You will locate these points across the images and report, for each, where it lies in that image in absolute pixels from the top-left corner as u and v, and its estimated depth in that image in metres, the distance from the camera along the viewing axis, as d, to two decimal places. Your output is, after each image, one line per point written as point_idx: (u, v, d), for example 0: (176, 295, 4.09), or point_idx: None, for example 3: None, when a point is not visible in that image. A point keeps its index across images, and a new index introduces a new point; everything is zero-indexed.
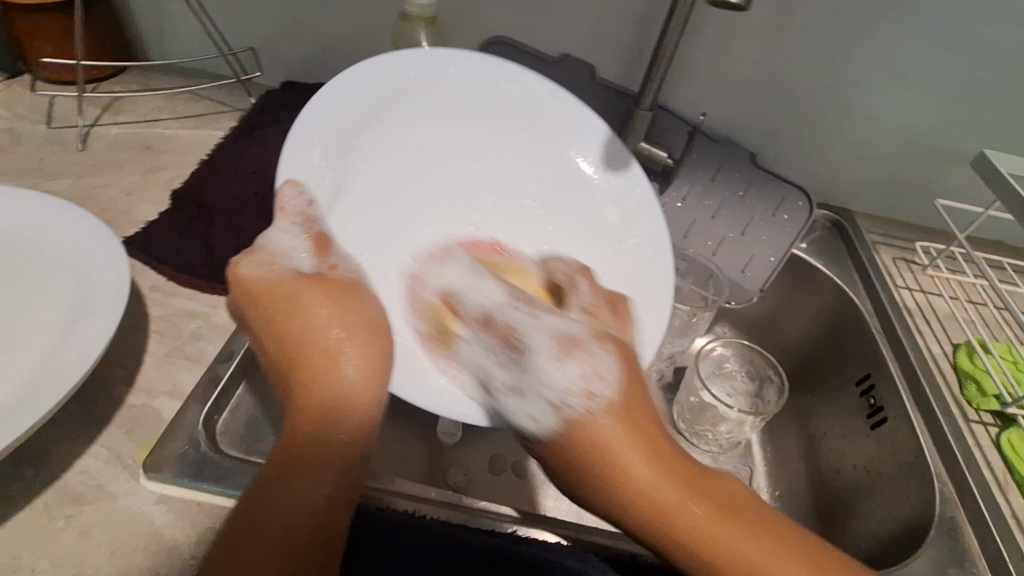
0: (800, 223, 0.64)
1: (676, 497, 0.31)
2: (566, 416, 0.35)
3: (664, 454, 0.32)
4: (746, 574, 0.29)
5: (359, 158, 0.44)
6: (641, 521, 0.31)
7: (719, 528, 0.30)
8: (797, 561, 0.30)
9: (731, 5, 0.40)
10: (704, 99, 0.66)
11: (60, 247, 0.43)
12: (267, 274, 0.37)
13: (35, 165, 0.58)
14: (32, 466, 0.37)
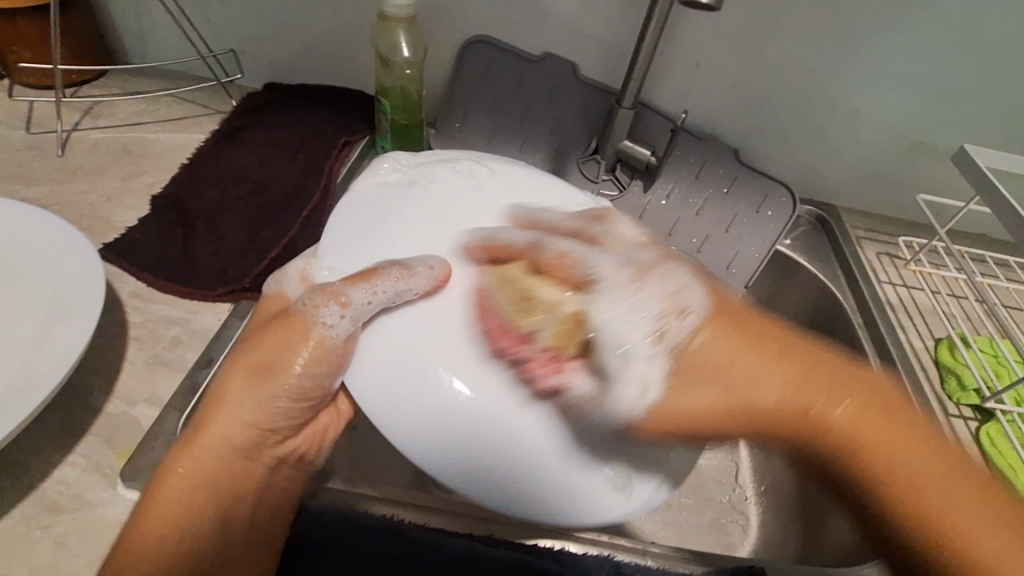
0: (784, 219, 0.65)
1: (898, 444, 0.37)
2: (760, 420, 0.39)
3: (785, 383, 0.40)
4: (892, 482, 0.37)
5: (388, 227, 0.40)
6: (835, 441, 0.38)
7: (914, 461, 0.37)
8: (901, 427, 0.38)
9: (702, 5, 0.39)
10: (688, 96, 0.66)
11: (36, 256, 0.42)
12: (280, 349, 0.36)
13: (14, 171, 0.57)
14: (9, 476, 0.37)
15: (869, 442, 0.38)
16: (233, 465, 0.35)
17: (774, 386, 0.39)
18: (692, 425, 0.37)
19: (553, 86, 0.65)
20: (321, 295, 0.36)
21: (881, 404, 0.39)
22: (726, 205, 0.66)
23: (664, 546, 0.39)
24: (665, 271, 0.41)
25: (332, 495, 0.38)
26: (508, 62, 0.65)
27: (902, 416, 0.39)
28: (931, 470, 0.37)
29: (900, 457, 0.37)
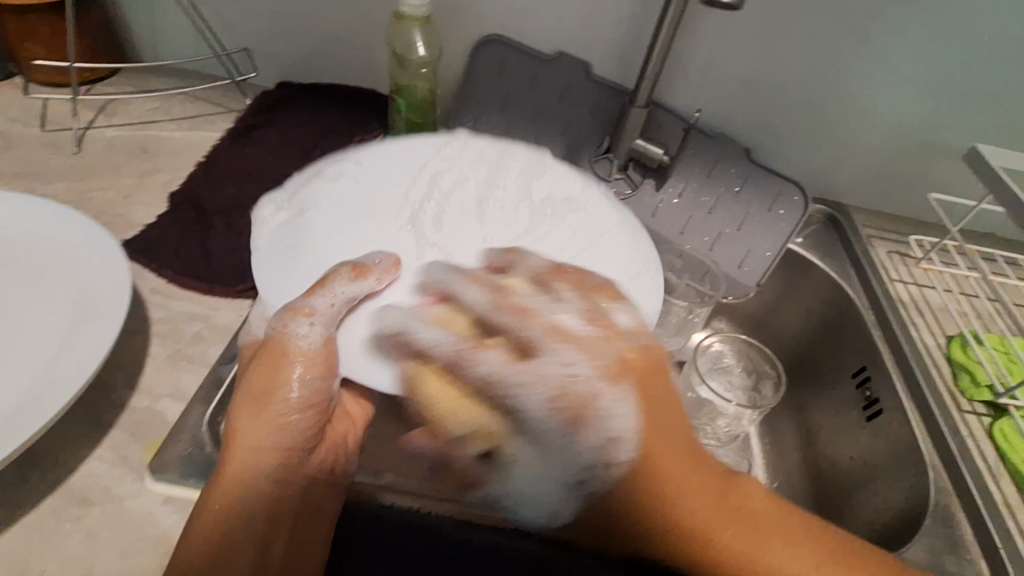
0: (795, 217, 0.65)
1: (758, 544, 0.35)
2: (685, 548, 0.35)
3: (703, 472, 0.35)
4: (763, 566, 0.35)
5: (314, 240, 0.44)
6: (634, 491, 0.34)
7: (802, 569, 0.34)
8: (712, 494, 0.35)
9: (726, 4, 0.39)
10: (700, 95, 0.66)
11: (60, 252, 0.43)
12: (275, 372, 0.35)
13: (31, 168, 0.58)
14: (38, 470, 0.37)
15: (727, 536, 0.35)
16: (268, 493, 0.34)
17: (681, 428, 0.36)
18: (616, 501, 0.35)
19: (566, 84, 0.65)
20: (290, 316, 0.36)
21: (718, 496, 0.36)
22: (739, 203, 0.66)
23: None
24: (568, 311, 0.35)
25: (363, 491, 0.40)
26: (521, 60, 0.65)
27: (745, 489, 0.37)
28: (768, 507, 0.37)
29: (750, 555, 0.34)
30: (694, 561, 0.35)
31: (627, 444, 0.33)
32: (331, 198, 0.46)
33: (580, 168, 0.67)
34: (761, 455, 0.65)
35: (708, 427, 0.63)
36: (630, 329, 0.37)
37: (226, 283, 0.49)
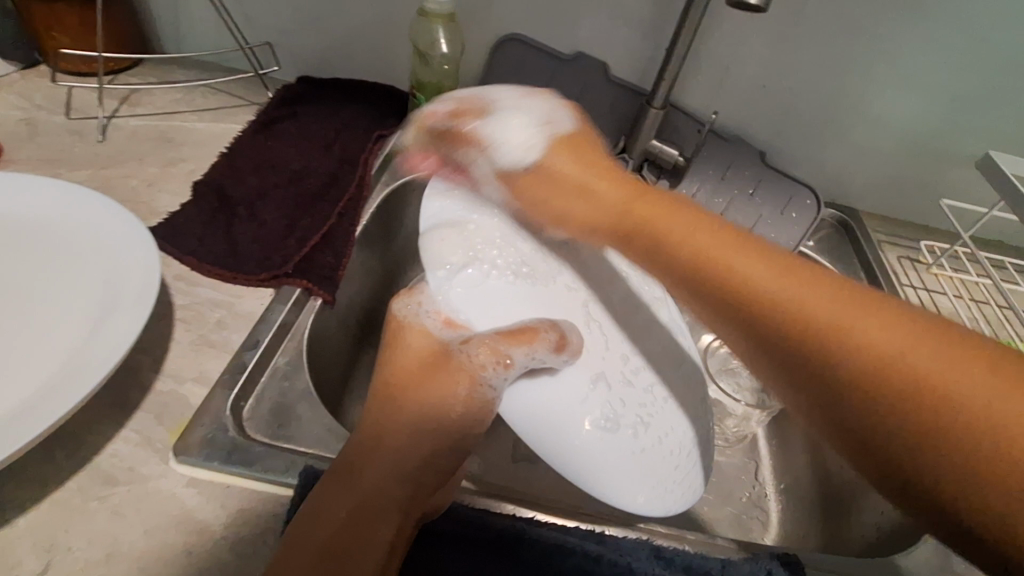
0: (808, 222, 0.66)
1: (837, 308, 0.25)
2: (694, 262, 0.28)
3: (752, 242, 0.28)
4: (917, 369, 0.23)
5: (488, 279, 0.42)
6: (684, 252, 0.29)
7: (830, 300, 0.25)
8: (829, 286, 0.25)
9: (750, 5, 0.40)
10: (717, 98, 0.67)
11: (90, 238, 0.44)
12: (439, 395, 0.32)
13: (56, 155, 0.58)
14: (65, 449, 0.38)
15: (723, 250, 0.28)
16: (392, 528, 0.30)
17: (589, 199, 0.33)
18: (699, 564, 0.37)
19: (584, 84, 0.66)
20: (485, 353, 0.34)
21: (846, 297, 0.25)
22: (751, 207, 0.67)
23: (697, 535, 0.41)
24: (531, 101, 0.38)
25: None
26: (540, 60, 0.66)
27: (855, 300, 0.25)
28: (901, 331, 0.24)
29: (862, 329, 0.24)
30: (682, 270, 0.29)
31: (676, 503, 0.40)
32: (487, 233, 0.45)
33: None
34: (769, 457, 0.65)
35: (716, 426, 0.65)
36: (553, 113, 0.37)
37: (249, 272, 0.50)
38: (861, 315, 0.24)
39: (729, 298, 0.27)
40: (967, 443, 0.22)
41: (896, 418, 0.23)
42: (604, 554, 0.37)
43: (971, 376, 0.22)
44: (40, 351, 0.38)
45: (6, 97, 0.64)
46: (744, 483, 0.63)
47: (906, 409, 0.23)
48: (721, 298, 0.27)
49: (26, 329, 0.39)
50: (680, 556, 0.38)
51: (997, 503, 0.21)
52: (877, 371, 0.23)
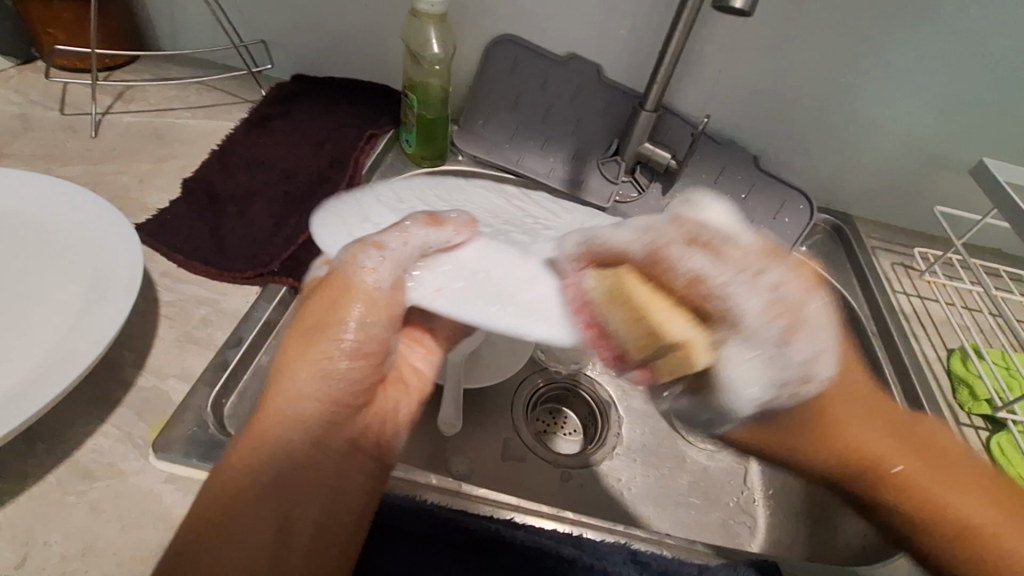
0: (800, 226, 0.67)
1: (937, 481, 0.36)
2: (871, 477, 0.37)
3: (859, 378, 0.38)
4: (916, 489, 0.36)
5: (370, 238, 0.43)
6: (871, 464, 0.37)
7: (934, 482, 0.36)
8: (981, 491, 0.36)
9: (737, 10, 0.39)
10: (711, 101, 0.67)
11: (75, 232, 0.44)
12: (327, 311, 0.35)
13: (49, 150, 0.59)
14: (44, 443, 0.38)
15: (936, 482, 0.36)
16: (293, 449, 0.33)
17: (892, 443, 0.37)
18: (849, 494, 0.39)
19: (577, 87, 0.67)
20: (359, 250, 0.36)
21: (889, 428, 0.37)
22: (744, 211, 0.67)
23: (678, 539, 0.41)
24: (788, 274, 0.33)
25: None
26: (534, 62, 0.67)
27: (901, 421, 0.38)
28: (940, 484, 0.36)
29: (956, 509, 0.35)
30: (892, 499, 0.37)
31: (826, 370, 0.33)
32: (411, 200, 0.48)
33: (588, 170, 0.68)
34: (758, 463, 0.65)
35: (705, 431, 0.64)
36: (762, 250, 0.34)
37: (236, 269, 0.50)
38: (940, 477, 0.36)
39: (917, 505, 0.36)
40: None
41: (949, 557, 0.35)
42: (581, 558, 0.37)
43: None
44: (21, 344, 0.38)
45: (2, 92, 0.64)
46: (732, 488, 0.63)
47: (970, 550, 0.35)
48: (902, 510, 0.36)
49: (8, 323, 0.39)
50: (656, 560, 0.37)
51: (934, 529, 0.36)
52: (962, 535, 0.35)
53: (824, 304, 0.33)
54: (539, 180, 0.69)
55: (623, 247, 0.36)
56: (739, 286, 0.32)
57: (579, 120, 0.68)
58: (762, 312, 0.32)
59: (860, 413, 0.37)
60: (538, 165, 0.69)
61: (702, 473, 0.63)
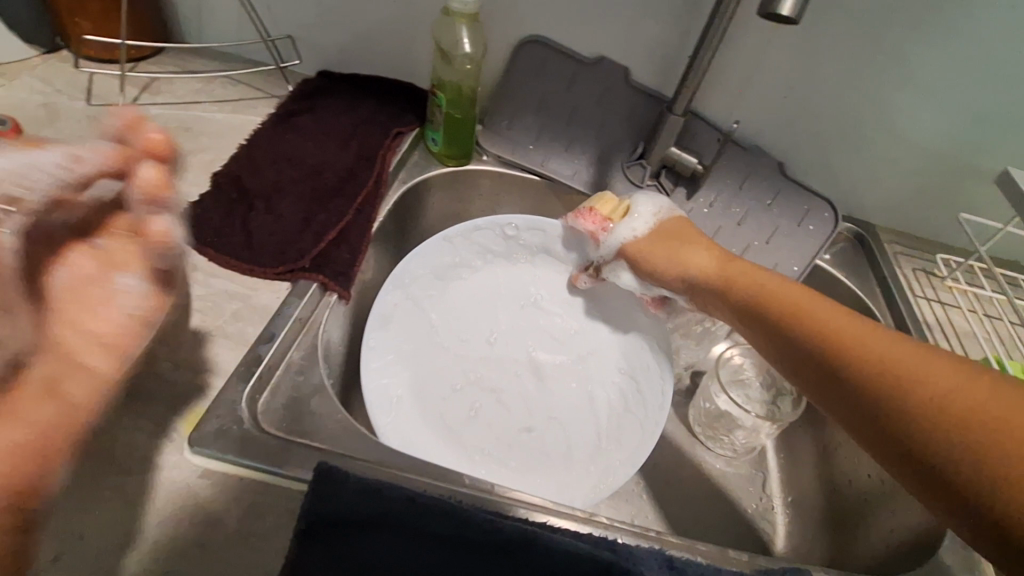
0: (824, 234, 0.67)
1: (884, 351, 0.40)
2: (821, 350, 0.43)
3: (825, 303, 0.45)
4: (840, 331, 0.42)
5: (403, 343, 0.58)
6: (793, 328, 0.45)
7: (904, 360, 0.39)
8: (906, 345, 0.40)
9: (782, 17, 0.39)
10: (737, 107, 0.67)
11: (110, 224, 0.44)
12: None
13: (75, 141, 0.59)
14: (78, 436, 0.38)
15: (897, 358, 0.39)
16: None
17: (828, 318, 0.44)
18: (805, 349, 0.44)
19: (604, 89, 0.67)
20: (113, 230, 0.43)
21: (765, 281, 0.49)
22: (768, 218, 0.68)
23: (709, 545, 0.41)
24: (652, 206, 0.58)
25: (396, 476, 0.39)
26: (561, 64, 0.67)
27: (809, 287, 0.47)
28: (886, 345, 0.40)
29: (881, 357, 0.40)
30: (824, 354, 0.43)
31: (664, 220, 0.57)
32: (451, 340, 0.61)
33: (612, 173, 0.68)
34: (777, 470, 0.65)
35: (725, 437, 0.65)
36: (645, 205, 0.58)
37: (266, 265, 0.50)
38: (902, 359, 0.39)
39: (855, 367, 0.40)
40: (977, 434, 0.34)
41: (884, 390, 0.39)
42: (617, 563, 0.36)
43: (968, 389, 0.36)
44: (58, 336, 0.38)
45: (27, 81, 0.64)
46: (750, 494, 0.63)
47: (888, 393, 0.38)
48: (834, 357, 0.42)
49: None
50: (693, 566, 0.37)
51: (854, 368, 0.41)
52: (921, 424, 0.36)
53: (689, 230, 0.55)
54: (562, 181, 0.69)
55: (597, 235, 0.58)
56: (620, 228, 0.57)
57: (604, 122, 0.68)
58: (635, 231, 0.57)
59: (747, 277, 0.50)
60: (561, 167, 0.69)
61: (719, 478, 0.64)
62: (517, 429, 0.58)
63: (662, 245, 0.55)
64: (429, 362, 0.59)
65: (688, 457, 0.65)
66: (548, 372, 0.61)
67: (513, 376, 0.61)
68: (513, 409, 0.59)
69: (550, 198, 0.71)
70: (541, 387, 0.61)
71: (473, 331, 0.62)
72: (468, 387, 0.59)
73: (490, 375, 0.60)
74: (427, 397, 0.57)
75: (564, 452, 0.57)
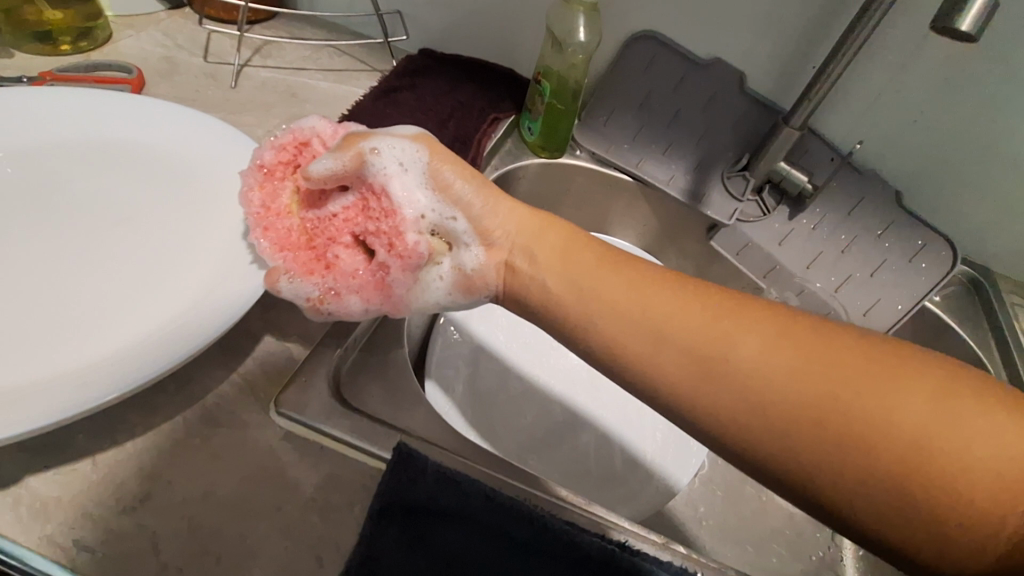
0: (939, 275, 0.61)
1: (864, 396, 0.29)
2: (805, 426, 0.30)
3: (748, 326, 0.33)
4: (722, 360, 0.32)
5: (469, 345, 0.58)
6: (734, 386, 0.31)
7: (862, 396, 0.29)
8: (858, 367, 0.30)
9: (963, 34, 0.38)
10: (859, 127, 0.62)
11: (232, 185, 0.45)
12: None
13: (191, 96, 0.60)
14: (175, 382, 0.39)
15: (851, 401, 0.29)
16: None
17: (760, 357, 0.31)
18: (790, 427, 0.30)
19: (714, 94, 0.63)
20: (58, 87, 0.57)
21: (688, 299, 0.35)
22: (877, 250, 0.63)
23: None
24: (395, 138, 0.39)
25: (475, 470, 0.39)
26: (671, 62, 0.64)
27: (697, 290, 0.35)
28: (819, 379, 0.30)
29: (838, 404, 0.29)
30: (802, 431, 0.30)
31: (390, 156, 0.38)
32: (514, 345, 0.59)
33: (710, 183, 0.65)
34: None
35: None
36: (398, 139, 0.39)
37: None
38: (845, 389, 0.30)
39: (843, 445, 0.29)
40: (931, 476, 0.28)
41: (847, 463, 0.29)
42: None
43: (916, 412, 0.28)
44: (192, 286, 0.39)
45: (152, 34, 0.67)
46: (819, 541, 0.59)
47: (878, 469, 0.28)
48: (812, 433, 0.30)
49: (159, 261, 0.41)
50: None
51: (827, 438, 0.29)
52: (898, 484, 0.28)
53: (450, 164, 0.39)
54: (657, 186, 0.66)
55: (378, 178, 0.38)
56: (385, 155, 0.38)
57: (710, 129, 0.65)
58: (387, 161, 0.38)
59: (526, 235, 0.39)
60: (657, 171, 0.66)
61: (787, 520, 0.60)
62: (567, 435, 0.54)
63: (529, 237, 0.38)
64: (488, 359, 0.57)
65: (753, 493, 0.62)
66: (601, 381, 0.59)
67: (566, 379, 0.58)
68: (562, 416, 0.55)
69: (639, 202, 0.69)
70: (590, 393, 0.57)
71: (532, 339, 0.60)
72: (522, 388, 0.56)
73: (541, 377, 0.57)
74: (484, 397, 0.55)
75: (607, 462, 0.53)
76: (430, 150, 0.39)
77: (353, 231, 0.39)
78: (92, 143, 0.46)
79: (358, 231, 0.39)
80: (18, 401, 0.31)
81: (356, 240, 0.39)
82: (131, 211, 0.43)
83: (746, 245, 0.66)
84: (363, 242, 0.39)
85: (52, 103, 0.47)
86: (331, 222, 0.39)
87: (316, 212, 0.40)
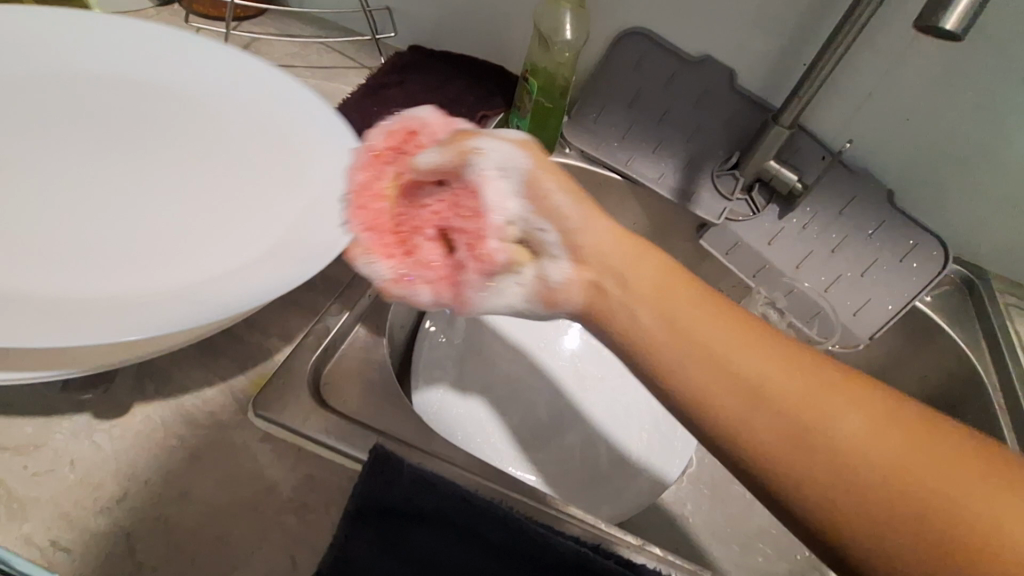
0: (929, 274, 0.61)
1: (923, 464, 0.30)
2: (857, 479, 0.31)
3: (817, 378, 0.34)
4: (793, 403, 0.33)
5: (456, 345, 0.58)
6: (791, 430, 0.32)
7: (917, 463, 0.30)
8: (918, 439, 0.31)
9: (948, 34, 0.37)
10: (850, 125, 0.61)
11: (290, 159, 0.47)
12: None
13: None
14: (153, 383, 0.39)
15: (909, 466, 0.30)
16: None
17: (822, 405, 0.33)
18: (840, 475, 0.31)
19: (705, 90, 0.63)
20: None
21: (766, 345, 0.35)
22: (867, 249, 0.62)
23: None
24: (509, 145, 0.42)
25: (451, 472, 0.39)
26: (661, 59, 0.63)
27: (776, 335, 0.36)
28: (878, 441, 0.31)
29: (895, 464, 0.30)
30: (857, 485, 0.30)
31: (510, 162, 0.41)
32: (499, 346, 0.59)
33: (700, 182, 0.65)
34: None
35: None
36: (509, 143, 0.42)
37: None
38: (903, 455, 0.31)
39: (891, 505, 0.30)
40: (964, 548, 0.28)
41: (884, 521, 0.30)
42: None
43: (966, 493, 0.29)
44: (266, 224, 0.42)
45: None
46: (804, 540, 0.59)
47: (919, 535, 0.29)
48: (865, 488, 0.30)
49: (217, 225, 0.42)
50: None
51: (878, 493, 0.30)
52: (925, 549, 0.29)
53: (550, 178, 0.41)
54: (646, 184, 0.66)
55: (483, 178, 0.41)
56: (504, 157, 0.41)
57: (701, 127, 0.64)
58: (502, 164, 0.41)
59: (624, 261, 0.39)
60: (647, 168, 0.66)
61: (774, 520, 0.60)
62: (552, 435, 0.55)
63: (611, 248, 0.39)
64: (474, 360, 0.58)
65: (740, 492, 0.62)
66: (589, 382, 0.59)
67: (554, 380, 0.58)
68: (548, 418, 0.56)
69: (629, 199, 0.68)
70: (578, 395, 0.58)
71: (520, 340, 0.60)
72: (511, 390, 0.56)
73: (530, 380, 0.58)
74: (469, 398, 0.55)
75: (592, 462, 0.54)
76: (534, 160, 0.41)
77: (438, 225, 0.43)
78: (209, 95, 0.50)
79: (443, 225, 0.43)
80: (125, 304, 0.36)
81: (437, 235, 0.43)
82: (226, 152, 0.47)
83: (736, 244, 0.66)
84: (445, 239, 0.43)
85: (177, 39, 0.52)
86: (420, 213, 0.43)
87: (416, 198, 0.44)
